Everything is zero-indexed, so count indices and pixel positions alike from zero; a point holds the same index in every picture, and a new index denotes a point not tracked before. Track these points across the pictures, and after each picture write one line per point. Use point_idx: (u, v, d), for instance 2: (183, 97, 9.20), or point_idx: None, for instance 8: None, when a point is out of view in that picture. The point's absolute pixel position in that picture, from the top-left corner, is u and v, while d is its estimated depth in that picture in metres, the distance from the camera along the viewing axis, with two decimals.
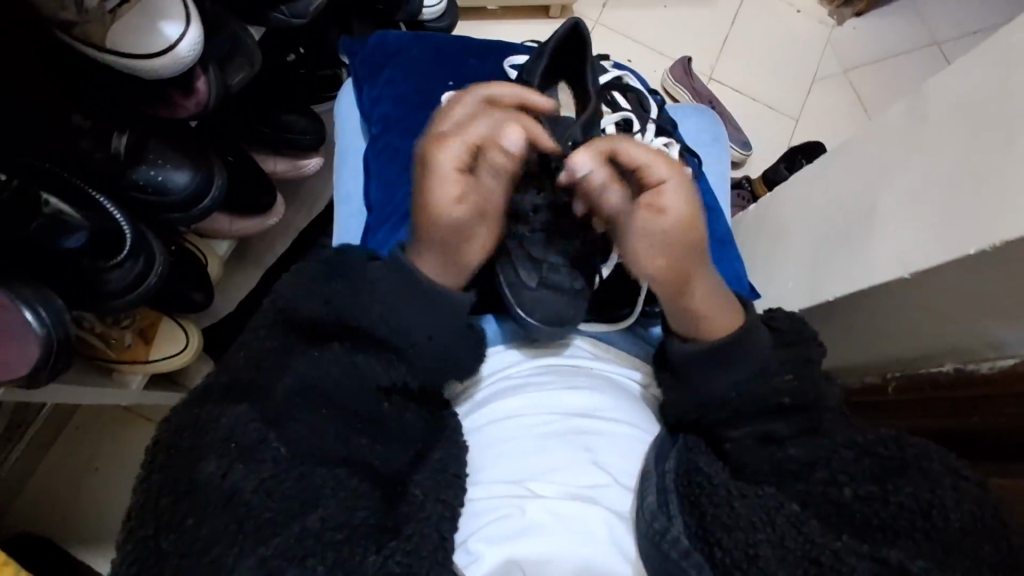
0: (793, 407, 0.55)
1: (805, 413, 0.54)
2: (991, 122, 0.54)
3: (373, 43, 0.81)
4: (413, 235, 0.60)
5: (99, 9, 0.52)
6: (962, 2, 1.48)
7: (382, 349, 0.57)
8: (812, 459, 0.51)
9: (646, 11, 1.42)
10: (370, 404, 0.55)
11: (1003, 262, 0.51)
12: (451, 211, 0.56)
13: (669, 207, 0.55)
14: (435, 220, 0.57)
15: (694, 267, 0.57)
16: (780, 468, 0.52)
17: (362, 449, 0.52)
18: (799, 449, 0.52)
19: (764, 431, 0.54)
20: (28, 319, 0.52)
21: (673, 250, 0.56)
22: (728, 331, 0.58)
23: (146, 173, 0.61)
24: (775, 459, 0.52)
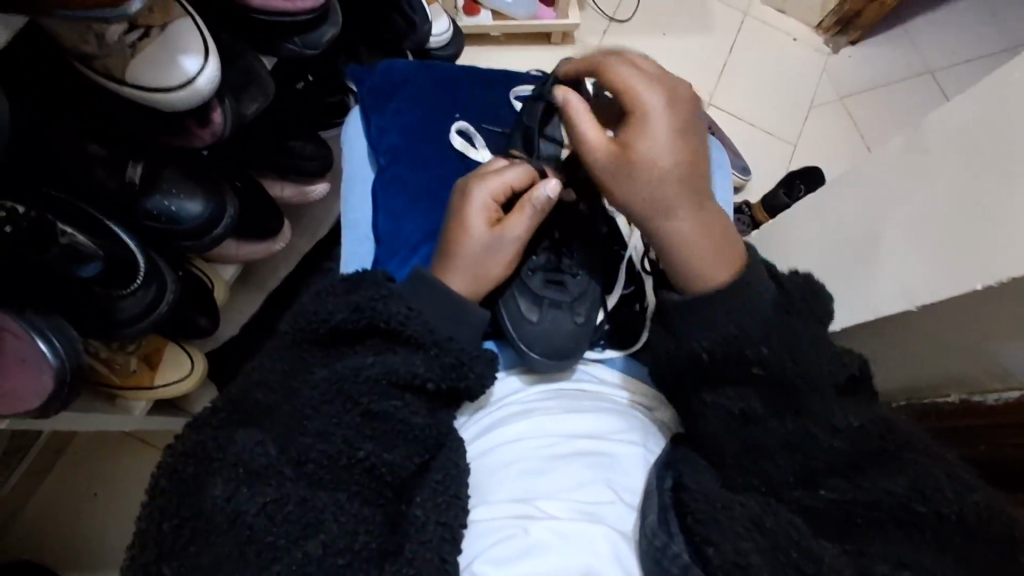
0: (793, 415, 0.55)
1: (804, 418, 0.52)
2: (990, 157, 0.55)
3: (381, 72, 0.82)
4: (441, 259, 0.63)
5: (121, 42, 0.53)
6: (953, 31, 1.51)
7: (396, 355, 0.56)
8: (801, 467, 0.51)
9: (646, 39, 1.44)
10: (381, 401, 0.54)
11: (1006, 296, 0.52)
12: (479, 231, 0.62)
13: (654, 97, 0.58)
14: (466, 239, 0.62)
15: (693, 185, 0.58)
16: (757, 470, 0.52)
17: (368, 456, 0.52)
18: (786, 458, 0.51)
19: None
20: (42, 348, 0.52)
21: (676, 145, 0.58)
22: (719, 280, 0.56)
23: (160, 202, 0.61)
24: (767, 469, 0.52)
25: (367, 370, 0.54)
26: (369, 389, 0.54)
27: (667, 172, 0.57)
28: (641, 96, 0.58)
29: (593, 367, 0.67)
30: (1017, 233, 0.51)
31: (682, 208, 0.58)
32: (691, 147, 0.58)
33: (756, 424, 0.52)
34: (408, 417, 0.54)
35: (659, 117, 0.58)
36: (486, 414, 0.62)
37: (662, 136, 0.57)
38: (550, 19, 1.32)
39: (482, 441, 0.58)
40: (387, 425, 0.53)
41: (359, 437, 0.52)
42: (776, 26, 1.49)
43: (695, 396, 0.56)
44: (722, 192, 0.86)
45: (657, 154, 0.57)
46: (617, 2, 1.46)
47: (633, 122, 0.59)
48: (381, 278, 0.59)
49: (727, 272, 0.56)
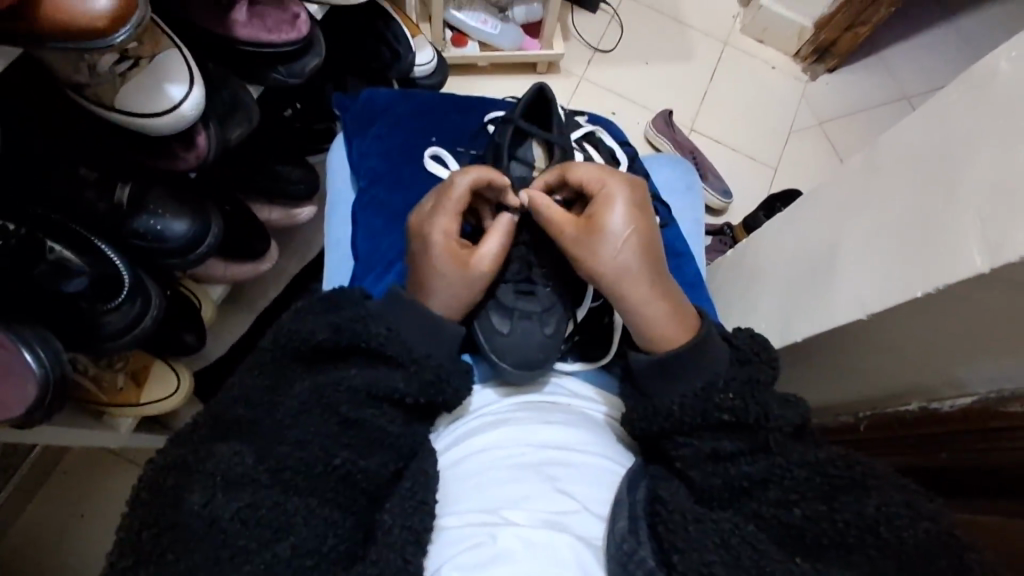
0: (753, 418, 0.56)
1: (749, 432, 0.54)
2: (936, 172, 0.58)
3: (363, 99, 0.86)
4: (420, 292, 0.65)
5: (111, 71, 0.56)
6: (927, 59, 1.57)
7: (376, 377, 0.58)
8: (766, 476, 0.52)
9: (629, 68, 1.49)
10: (358, 409, 0.56)
11: (954, 303, 0.54)
12: (448, 262, 0.64)
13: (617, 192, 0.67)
14: (440, 271, 0.64)
15: (651, 260, 0.64)
16: (734, 484, 0.53)
17: (343, 464, 0.53)
18: (752, 467, 0.53)
19: (714, 450, 0.55)
20: (27, 358, 0.54)
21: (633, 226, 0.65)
22: (674, 342, 0.61)
23: (147, 221, 0.64)
24: (730, 476, 0.53)
25: (347, 385, 0.57)
26: (345, 397, 0.56)
27: (628, 249, 0.63)
28: (602, 186, 0.68)
29: (567, 381, 0.69)
30: (957, 243, 0.53)
31: (646, 282, 0.63)
32: (646, 224, 0.66)
33: (714, 434, 0.56)
34: (380, 422, 0.56)
35: (618, 199, 0.66)
36: (461, 428, 0.63)
37: (622, 217, 0.65)
38: (535, 49, 1.37)
39: (454, 451, 0.59)
40: (359, 432, 0.55)
41: (335, 449, 0.53)
42: (754, 55, 1.55)
43: (652, 402, 0.60)
44: (691, 211, 0.89)
45: (617, 232, 0.64)
46: (601, 33, 1.51)
47: (597, 203, 0.67)
48: (359, 295, 0.63)
49: (683, 338, 0.61)
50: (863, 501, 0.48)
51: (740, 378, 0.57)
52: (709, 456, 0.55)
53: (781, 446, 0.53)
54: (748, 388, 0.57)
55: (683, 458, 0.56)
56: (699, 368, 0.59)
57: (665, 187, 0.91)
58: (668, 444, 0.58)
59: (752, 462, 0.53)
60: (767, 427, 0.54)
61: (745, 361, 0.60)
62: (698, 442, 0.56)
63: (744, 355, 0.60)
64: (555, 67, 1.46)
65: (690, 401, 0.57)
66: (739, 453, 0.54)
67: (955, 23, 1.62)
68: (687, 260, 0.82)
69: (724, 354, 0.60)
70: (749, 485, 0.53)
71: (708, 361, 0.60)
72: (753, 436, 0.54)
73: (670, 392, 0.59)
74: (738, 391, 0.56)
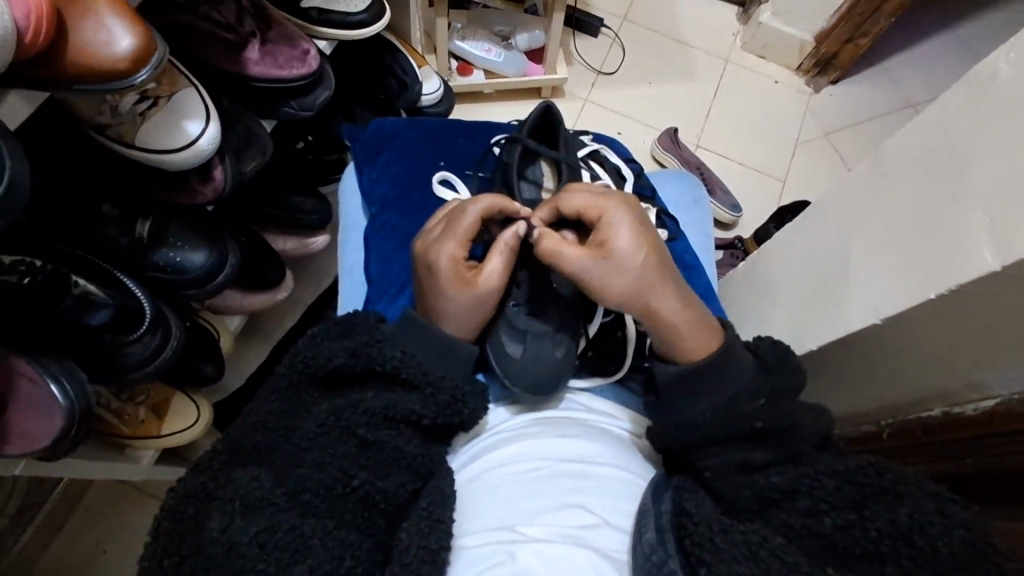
0: (768, 429, 0.56)
1: (782, 437, 0.55)
2: (939, 176, 0.58)
3: (372, 129, 0.88)
4: (429, 318, 0.65)
5: (131, 111, 0.60)
6: (930, 67, 1.57)
7: (392, 400, 0.58)
8: (794, 486, 0.51)
9: (632, 88, 1.52)
10: (374, 430, 0.57)
11: (965, 304, 0.54)
12: (455, 290, 0.64)
13: (620, 223, 0.64)
14: (447, 299, 0.64)
15: (664, 278, 0.63)
16: (762, 495, 0.52)
17: (362, 484, 0.53)
18: (780, 477, 0.52)
19: (740, 459, 0.55)
20: (54, 391, 0.55)
21: (644, 254, 0.63)
22: (702, 354, 0.63)
23: (166, 254, 0.66)
24: (758, 487, 0.52)
25: (366, 408, 0.57)
26: (363, 418, 0.57)
27: (640, 271, 0.63)
28: (602, 212, 0.66)
29: (581, 397, 0.69)
30: (967, 244, 0.53)
31: (661, 302, 0.63)
32: (652, 249, 0.64)
33: (740, 444, 0.56)
34: (398, 441, 0.57)
35: (621, 222, 0.64)
36: (477, 447, 0.63)
37: (627, 247, 0.63)
38: (539, 75, 1.39)
39: (472, 469, 0.59)
40: (376, 455, 0.56)
41: (350, 470, 0.54)
42: (756, 71, 1.56)
43: (681, 412, 0.61)
44: (699, 224, 0.90)
45: (627, 256, 0.63)
46: (603, 56, 1.54)
47: (599, 230, 0.65)
48: (373, 319, 0.64)
49: (711, 349, 0.63)
50: (895, 509, 0.47)
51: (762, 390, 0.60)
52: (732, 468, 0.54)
53: (807, 459, 0.53)
54: (778, 395, 0.59)
55: (711, 471, 0.56)
56: (717, 377, 0.62)
57: (673, 202, 0.91)
58: (697, 460, 0.57)
59: (781, 473, 0.52)
60: (793, 439, 0.55)
61: (771, 370, 0.62)
62: (727, 453, 0.56)
63: (766, 364, 0.62)
64: (559, 91, 1.49)
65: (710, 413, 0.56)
66: (771, 464, 0.53)
67: (956, 31, 1.63)
68: (697, 273, 0.82)
69: (749, 365, 0.62)
70: (777, 496, 0.51)
71: (726, 370, 0.62)
72: (785, 445, 0.55)
73: (697, 405, 0.61)
74: (769, 399, 0.59)
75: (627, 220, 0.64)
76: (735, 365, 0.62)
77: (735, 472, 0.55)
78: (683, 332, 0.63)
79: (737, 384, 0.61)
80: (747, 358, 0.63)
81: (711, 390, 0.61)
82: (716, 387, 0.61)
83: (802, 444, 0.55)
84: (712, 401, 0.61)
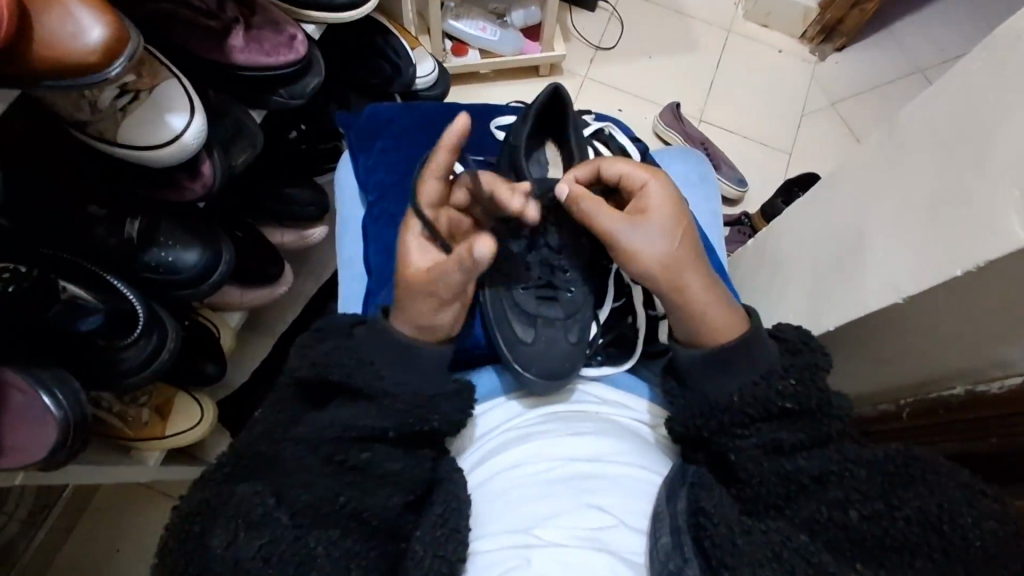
0: (798, 412, 0.53)
1: (812, 417, 0.52)
2: (961, 146, 0.55)
3: (366, 115, 0.85)
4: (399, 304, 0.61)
5: (111, 107, 0.57)
6: (940, 30, 1.52)
7: (387, 403, 0.56)
8: (823, 472, 0.50)
9: (633, 63, 1.47)
10: (351, 455, 0.54)
11: (993, 281, 0.51)
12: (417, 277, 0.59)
13: (658, 191, 0.61)
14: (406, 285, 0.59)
15: (695, 257, 0.60)
16: (789, 479, 0.51)
17: (349, 502, 0.51)
18: (807, 460, 0.51)
19: (770, 441, 0.53)
20: (46, 403, 0.54)
21: (682, 225, 0.60)
22: (731, 335, 0.57)
23: (157, 254, 0.65)
24: (786, 471, 0.51)
25: (353, 429, 0.54)
26: (334, 440, 0.54)
27: (675, 242, 0.59)
28: (644, 181, 0.62)
29: (592, 387, 0.67)
30: (995, 217, 0.50)
31: (694, 276, 0.58)
32: (688, 223, 0.61)
33: (765, 427, 0.53)
34: (377, 462, 0.54)
35: (660, 193, 0.61)
36: (485, 446, 0.61)
37: (666, 215, 0.59)
38: (537, 53, 1.35)
39: (481, 470, 0.57)
40: (376, 463, 0.54)
41: (337, 488, 0.51)
42: (759, 40, 1.52)
43: (694, 399, 0.56)
44: (709, 203, 0.87)
45: (664, 225, 0.59)
46: (601, 31, 1.49)
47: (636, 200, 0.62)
48: (344, 324, 0.62)
49: (740, 332, 0.57)
50: (924, 497, 0.46)
51: (790, 372, 0.54)
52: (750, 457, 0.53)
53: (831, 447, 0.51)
54: (808, 374, 0.54)
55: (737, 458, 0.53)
56: (739, 361, 0.56)
57: (680, 180, 0.88)
58: (722, 444, 0.55)
59: (808, 457, 0.51)
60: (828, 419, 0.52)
61: (796, 351, 0.56)
62: (760, 434, 0.53)
63: (791, 345, 0.57)
64: (558, 69, 1.44)
65: (737, 400, 0.54)
66: (800, 446, 0.52)
67: None
68: (708, 252, 0.79)
69: (771, 346, 0.56)
70: (809, 484, 0.50)
71: (743, 352, 0.56)
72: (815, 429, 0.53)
73: (722, 389, 0.56)
74: (799, 377, 0.54)
75: (668, 190, 0.61)
76: (757, 351, 0.56)
77: (763, 453, 0.53)
78: (713, 307, 0.58)
79: (762, 364, 0.55)
80: (769, 344, 0.56)
81: (734, 372, 0.56)
82: (737, 371, 0.56)
83: (832, 422, 0.52)
84: (735, 384, 0.55)
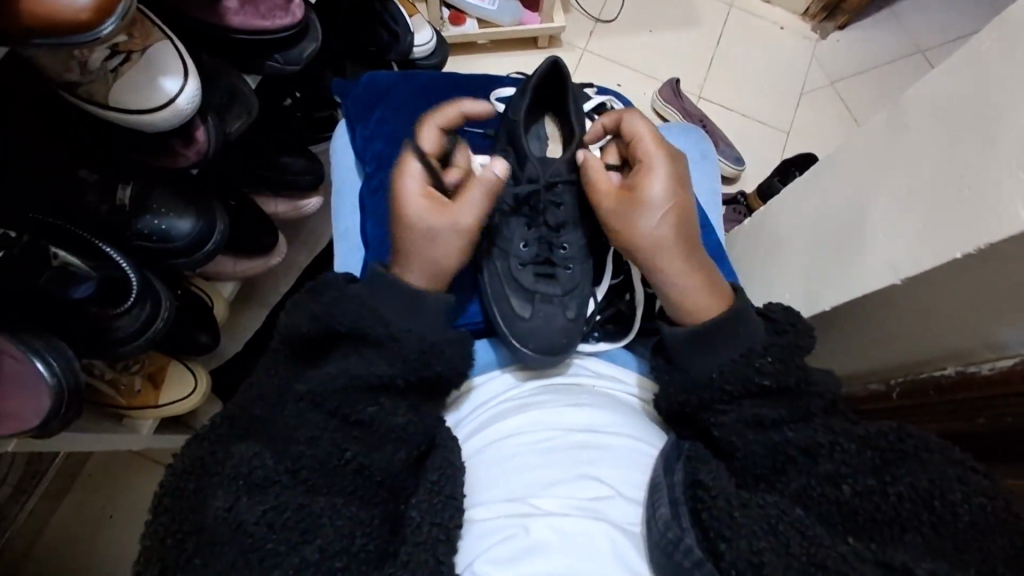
0: (775, 389, 0.54)
1: (788, 397, 0.54)
2: (966, 126, 0.55)
3: (364, 83, 0.83)
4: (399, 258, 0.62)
5: (102, 68, 0.55)
6: (942, 10, 1.50)
7: (395, 351, 0.57)
8: (812, 445, 0.51)
9: (633, 37, 1.45)
10: (360, 408, 0.54)
11: (993, 263, 0.52)
12: (420, 220, 0.61)
13: (655, 164, 0.64)
14: (409, 233, 0.61)
15: (687, 227, 0.62)
16: (777, 453, 0.52)
17: (355, 457, 0.52)
18: (794, 433, 0.52)
19: (751, 416, 0.54)
20: (40, 369, 0.53)
21: (671, 198, 0.62)
22: (709, 312, 0.59)
23: (150, 222, 0.64)
24: (773, 443, 0.52)
25: (360, 380, 0.55)
26: (339, 393, 0.55)
27: (659, 213, 0.62)
28: (645, 154, 0.66)
29: (589, 362, 0.67)
30: (998, 198, 0.50)
31: (681, 249, 0.61)
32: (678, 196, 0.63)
33: (750, 405, 0.54)
34: (385, 417, 0.54)
35: (662, 168, 0.64)
36: (483, 416, 0.61)
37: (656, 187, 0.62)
38: (536, 24, 1.32)
39: (479, 440, 0.58)
40: (383, 417, 0.54)
41: (342, 442, 0.52)
42: (761, 17, 1.49)
43: (683, 376, 0.58)
44: (709, 181, 0.87)
45: (657, 200, 0.62)
46: (601, 3, 1.46)
47: (637, 174, 0.65)
48: (342, 280, 0.60)
49: (717, 311, 0.59)
50: (917, 473, 0.47)
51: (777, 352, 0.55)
52: (742, 430, 0.54)
53: (819, 423, 0.52)
54: (790, 353, 0.56)
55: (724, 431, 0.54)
56: (725, 340, 0.57)
57: None
58: (705, 417, 0.56)
59: (795, 429, 0.52)
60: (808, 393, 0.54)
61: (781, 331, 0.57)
62: (739, 409, 0.55)
63: (778, 325, 0.57)
64: (557, 41, 1.42)
65: (724, 376, 0.55)
66: (783, 420, 0.53)
67: None
68: (707, 232, 0.79)
69: (762, 326, 0.58)
70: (803, 462, 0.51)
71: (727, 330, 0.57)
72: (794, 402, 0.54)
73: (705, 365, 0.57)
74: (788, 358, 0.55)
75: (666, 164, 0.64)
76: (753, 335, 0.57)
77: (746, 426, 0.54)
78: (690, 280, 0.61)
79: (747, 342, 0.56)
80: (755, 322, 0.58)
81: (721, 348, 0.57)
82: (721, 349, 0.57)
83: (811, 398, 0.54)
84: (723, 365, 0.56)
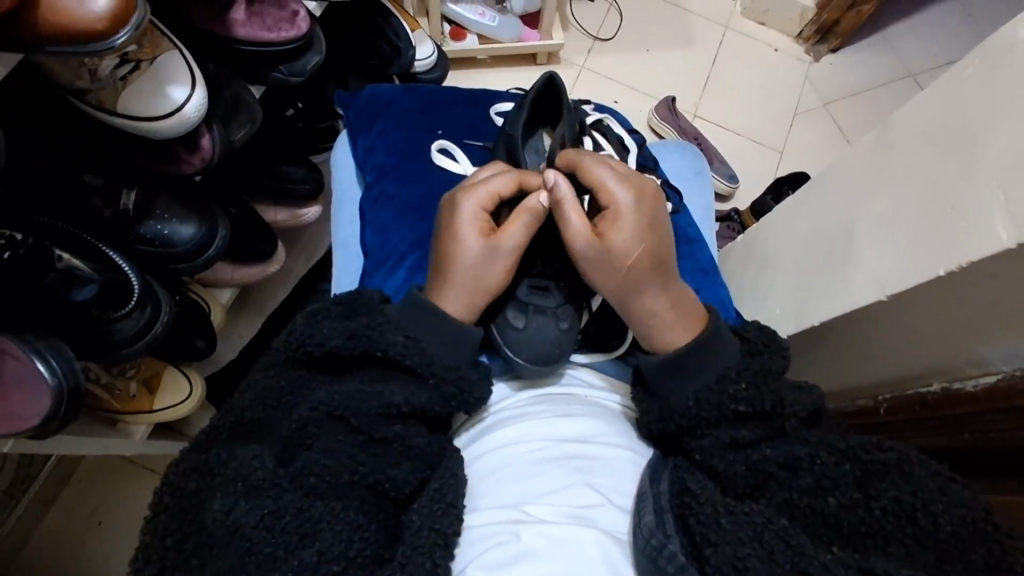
0: (752, 414, 0.56)
1: (767, 419, 0.55)
2: (950, 148, 0.57)
3: (366, 96, 0.86)
4: (446, 293, 0.62)
5: (112, 76, 0.56)
6: (933, 35, 1.54)
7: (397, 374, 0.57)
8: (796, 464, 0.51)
9: (630, 55, 1.47)
10: (383, 426, 0.55)
11: (976, 280, 0.53)
12: (468, 246, 0.62)
13: (630, 213, 0.63)
14: (458, 260, 0.62)
15: (660, 270, 0.62)
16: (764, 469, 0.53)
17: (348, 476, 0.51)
18: (774, 450, 0.53)
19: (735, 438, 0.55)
20: (41, 370, 0.54)
21: (648, 244, 0.62)
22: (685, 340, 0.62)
23: (153, 227, 0.65)
24: (752, 461, 0.53)
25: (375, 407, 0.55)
26: (370, 415, 0.56)
27: (631, 259, 0.61)
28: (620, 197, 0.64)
29: (582, 372, 0.69)
30: (980, 219, 0.52)
31: (660, 290, 0.62)
32: (654, 240, 0.63)
33: (732, 425, 0.56)
34: (415, 441, 0.55)
35: (633, 214, 0.63)
36: (480, 428, 0.62)
37: (630, 233, 0.62)
38: (536, 40, 1.34)
39: (475, 451, 0.59)
40: (374, 446, 0.54)
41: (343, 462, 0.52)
42: (756, 38, 1.52)
43: (663, 400, 0.59)
44: (703, 197, 0.88)
45: (627, 244, 0.62)
46: (600, 21, 1.49)
47: (610, 212, 0.64)
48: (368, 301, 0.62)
49: (692, 333, 0.62)
50: (898, 487, 0.48)
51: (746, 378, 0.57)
52: (726, 443, 0.55)
53: (793, 431, 0.54)
54: (760, 377, 0.58)
55: (700, 452, 0.55)
56: (701, 359, 0.60)
57: (675, 173, 0.90)
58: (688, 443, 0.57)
59: (772, 447, 0.54)
60: (783, 414, 0.55)
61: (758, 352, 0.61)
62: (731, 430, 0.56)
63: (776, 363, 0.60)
64: (555, 58, 1.44)
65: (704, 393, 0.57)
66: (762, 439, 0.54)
67: None
68: (700, 246, 0.81)
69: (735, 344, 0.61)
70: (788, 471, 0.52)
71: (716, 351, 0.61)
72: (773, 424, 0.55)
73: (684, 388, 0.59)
74: (752, 381, 0.57)
75: (643, 217, 0.63)
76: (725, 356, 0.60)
77: (725, 449, 0.55)
78: (664, 317, 0.62)
79: (725, 364, 0.59)
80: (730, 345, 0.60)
81: (692, 372, 0.59)
82: (698, 374, 0.60)
83: (789, 419, 0.55)
84: (695, 386, 0.59)
